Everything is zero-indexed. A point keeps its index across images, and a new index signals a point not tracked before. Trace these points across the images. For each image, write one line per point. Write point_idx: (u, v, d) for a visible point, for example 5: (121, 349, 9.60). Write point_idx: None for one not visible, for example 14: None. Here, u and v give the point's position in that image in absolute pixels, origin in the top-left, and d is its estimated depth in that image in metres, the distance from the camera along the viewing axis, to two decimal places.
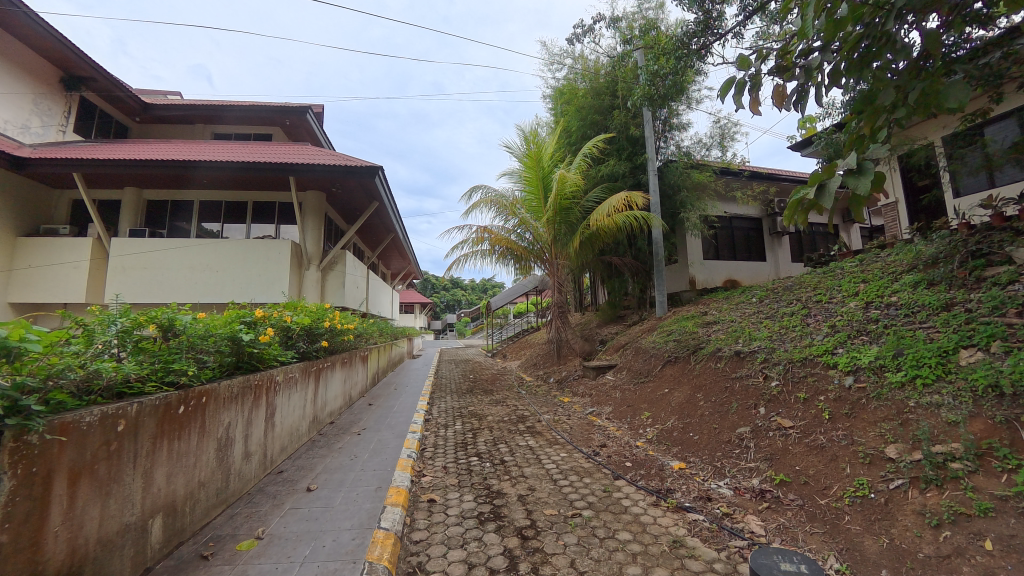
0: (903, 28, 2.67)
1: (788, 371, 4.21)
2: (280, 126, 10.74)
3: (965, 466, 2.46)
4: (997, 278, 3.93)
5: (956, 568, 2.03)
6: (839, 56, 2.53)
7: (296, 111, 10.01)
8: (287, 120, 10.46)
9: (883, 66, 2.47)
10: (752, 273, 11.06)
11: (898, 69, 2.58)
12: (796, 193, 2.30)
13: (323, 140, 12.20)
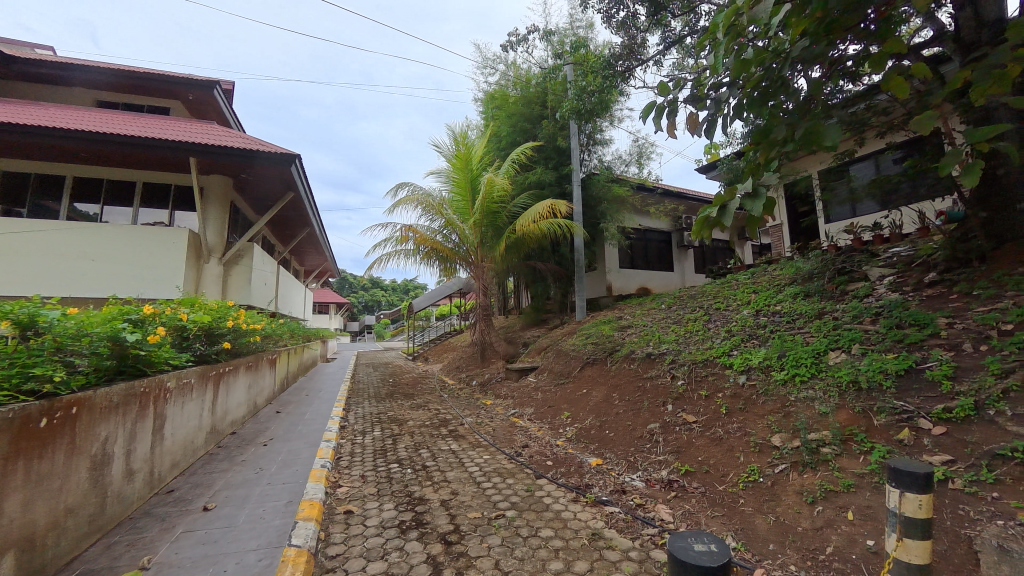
0: (794, 74, 3.12)
1: (693, 371, 4.64)
2: (181, 100, 9.49)
3: (834, 450, 2.91)
4: (856, 293, 4.72)
5: (828, 537, 2.39)
6: (744, 92, 2.89)
7: (202, 85, 8.92)
8: (190, 94, 9.27)
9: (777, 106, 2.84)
10: (661, 282, 12.07)
11: (790, 108, 2.97)
12: (701, 210, 2.55)
13: (233, 120, 11.04)
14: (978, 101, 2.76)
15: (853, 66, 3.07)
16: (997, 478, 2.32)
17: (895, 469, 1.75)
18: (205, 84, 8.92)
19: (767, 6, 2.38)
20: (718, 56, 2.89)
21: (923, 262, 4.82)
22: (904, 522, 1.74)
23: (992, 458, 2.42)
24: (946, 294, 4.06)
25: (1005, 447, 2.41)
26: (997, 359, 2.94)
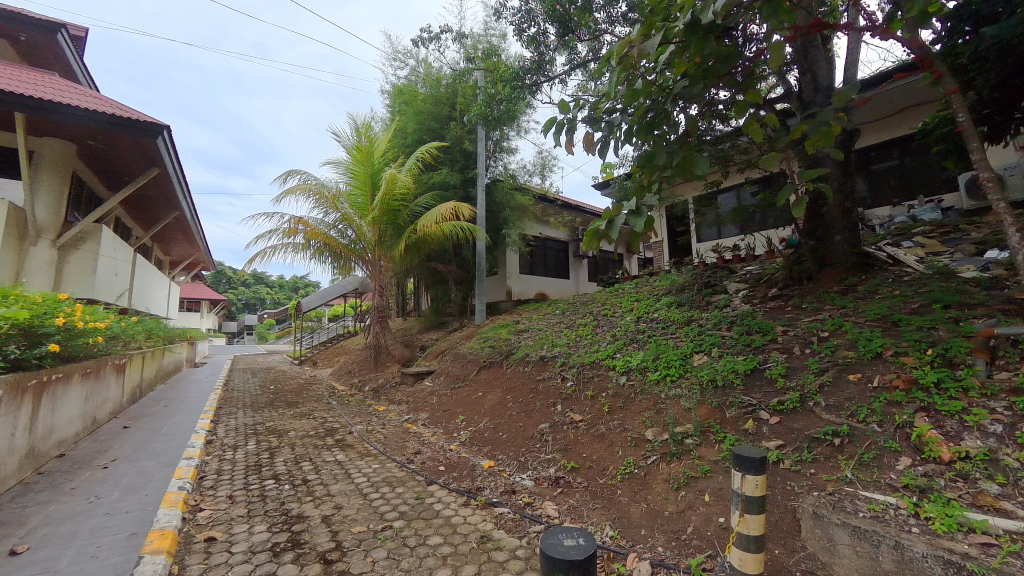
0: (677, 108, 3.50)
1: (580, 372, 4.92)
2: (9, 40, 7.55)
3: (695, 441, 3.29)
4: (717, 304, 5.44)
5: (689, 518, 2.68)
6: (632, 118, 3.16)
7: (43, 27, 7.13)
8: (23, 35, 7.41)
9: (661, 134, 3.15)
10: (558, 288, 12.71)
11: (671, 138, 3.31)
12: (591, 223, 2.70)
13: (85, 75, 9.10)
14: (810, 150, 3.37)
15: (723, 108, 3.55)
16: (814, 456, 2.83)
17: (738, 455, 2.02)
18: (48, 27, 7.15)
19: (654, 45, 2.62)
20: (612, 83, 3.11)
21: (767, 279, 5.75)
22: (744, 501, 2.01)
23: (812, 442, 2.94)
24: (782, 306, 4.87)
25: (820, 431, 2.95)
26: (816, 360, 3.61)
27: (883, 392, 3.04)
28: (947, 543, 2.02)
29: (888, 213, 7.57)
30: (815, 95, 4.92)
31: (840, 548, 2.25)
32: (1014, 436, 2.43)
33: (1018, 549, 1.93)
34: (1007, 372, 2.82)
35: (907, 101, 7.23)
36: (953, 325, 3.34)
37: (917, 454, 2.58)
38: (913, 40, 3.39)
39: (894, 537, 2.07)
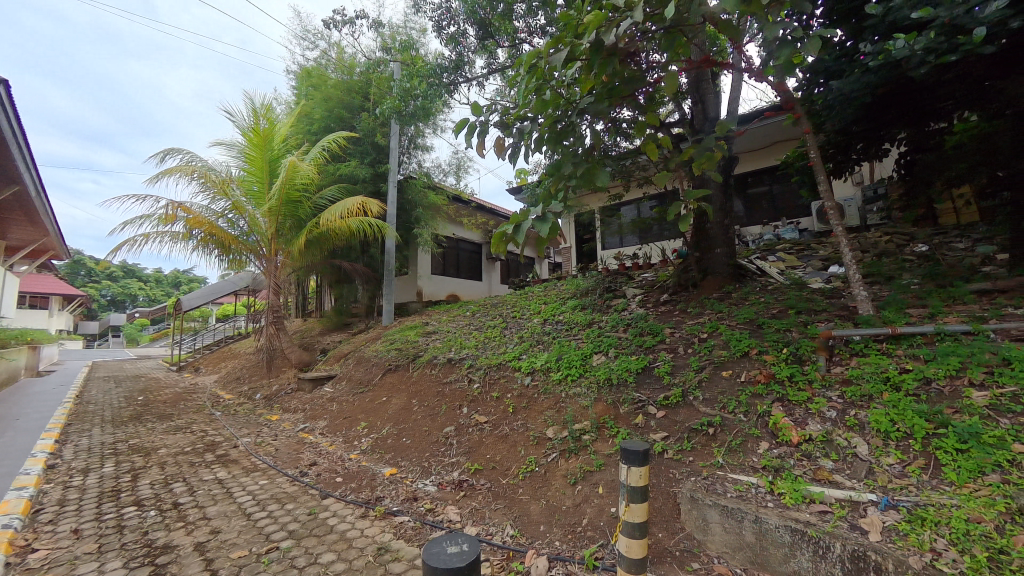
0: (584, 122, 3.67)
1: (487, 374, 4.94)
2: None
3: (591, 436, 3.46)
4: (616, 308, 5.83)
5: (585, 511, 2.82)
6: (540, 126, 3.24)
7: None
8: None
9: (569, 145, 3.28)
10: (470, 290, 12.71)
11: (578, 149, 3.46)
12: (499, 227, 2.71)
13: None
14: (696, 170, 3.77)
15: (625, 126, 3.82)
16: (692, 445, 3.15)
17: (624, 448, 2.15)
18: None
19: (560, 58, 2.70)
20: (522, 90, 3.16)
21: (660, 286, 6.30)
22: (629, 491, 2.15)
23: (691, 432, 3.26)
24: (671, 310, 5.36)
25: (698, 422, 3.29)
26: (697, 358, 4.01)
27: (748, 386, 3.48)
28: (794, 514, 2.38)
29: (759, 231, 8.74)
30: (704, 123, 5.52)
31: (712, 526, 2.54)
32: (843, 420, 2.92)
33: (845, 513, 2.33)
34: (839, 367, 3.39)
35: (775, 137, 8.43)
36: (802, 327, 3.93)
37: (773, 438, 2.99)
38: (780, 84, 3.95)
39: (754, 512, 2.39)
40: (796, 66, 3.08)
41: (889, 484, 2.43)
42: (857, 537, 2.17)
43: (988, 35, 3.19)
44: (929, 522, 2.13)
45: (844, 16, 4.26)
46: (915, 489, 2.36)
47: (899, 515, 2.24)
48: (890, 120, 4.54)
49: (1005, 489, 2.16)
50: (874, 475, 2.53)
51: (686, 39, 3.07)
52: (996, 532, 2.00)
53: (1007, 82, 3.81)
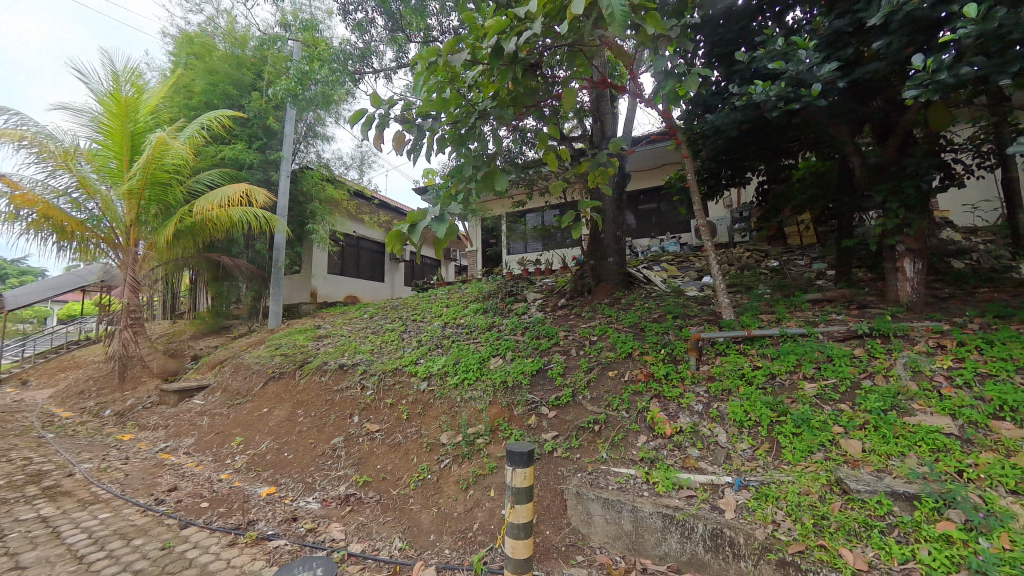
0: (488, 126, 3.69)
1: (382, 380, 4.76)
2: None
3: (485, 440, 3.55)
4: (516, 312, 6.00)
5: (476, 516, 2.91)
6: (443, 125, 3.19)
7: None
8: None
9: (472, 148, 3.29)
10: (371, 292, 12.14)
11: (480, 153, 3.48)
12: (394, 225, 2.56)
13: None
14: (591, 183, 4.02)
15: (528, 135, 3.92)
16: (580, 443, 3.36)
17: (509, 452, 2.19)
18: None
19: (462, 58, 2.68)
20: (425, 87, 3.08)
21: (557, 291, 6.61)
22: (514, 492, 2.20)
23: (579, 430, 3.47)
24: (567, 314, 5.65)
25: (586, 420, 3.51)
26: (587, 360, 4.27)
27: (630, 384, 3.79)
28: (665, 501, 2.68)
29: (647, 243, 9.59)
30: (602, 140, 5.93)
31: (595, 519, 2.78)
32: (707, 412, 3.30)
33: (707, 496, 2.66)
34: (706, 365, 3.83)
35: (663, 160, 9.36)
36: (677, 330, 4.39)
37: (651, 432, 3.30)
38: (666, 113, 4.38)
39: (631, 503, 2.68)
40: (679, 97, 3.44)
41: (742, 467, 2.81)
42: (716, 516, 2.49)
43: (823, 91, 3.86)
44: (771, 498, 2.50)
45: (720, 58, 4.85)
46: (761, 470, 2.75)
47: (749, 493, 2.59)
48: (751, 153, 5.29)
49: (826, 465, 2.61)
50: (730, 459, 2.91)
51: (585, 59, 3.26)
52: (818, 502, 2.41)
53: (835, 131, 4.65)
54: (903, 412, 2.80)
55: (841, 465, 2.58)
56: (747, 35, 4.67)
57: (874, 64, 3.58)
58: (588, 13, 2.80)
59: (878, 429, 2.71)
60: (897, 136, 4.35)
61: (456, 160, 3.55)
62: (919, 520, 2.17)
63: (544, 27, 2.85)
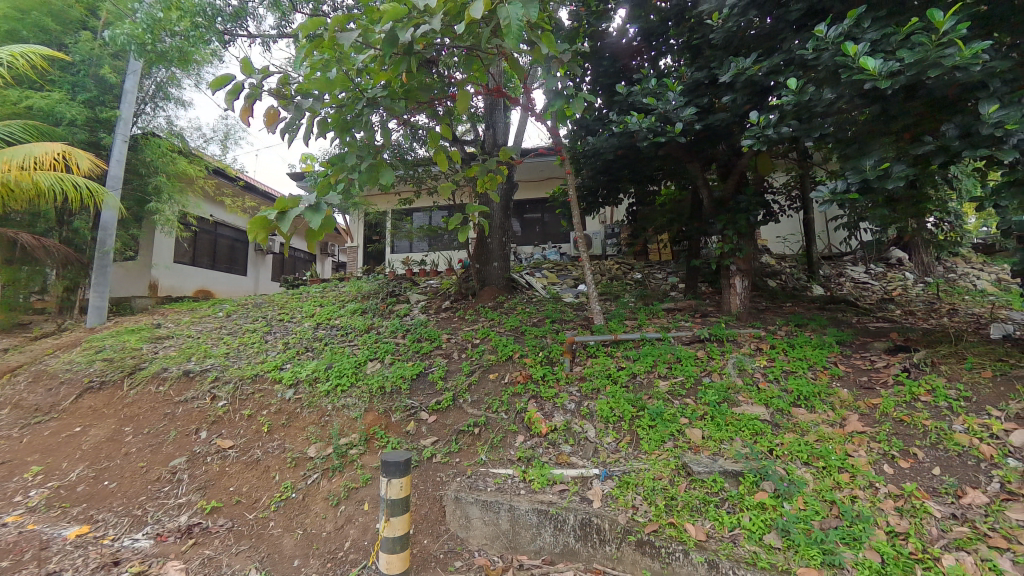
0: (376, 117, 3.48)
1: (238, 389, 4.27)
2: None
3: (358, 450, 3.49)
4: (398, 313, 5.81)
5: (348, 532, 2.86)
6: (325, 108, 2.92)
7: None
8: None
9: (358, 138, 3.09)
10: (228, 286, 10.56)
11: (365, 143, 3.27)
12: (259, 211, 2.20)
13: None
14: (480, 188, 4.06)
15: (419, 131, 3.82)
16: (459, 446, 3.45)
17: (384, 462, 2.22)
18: None
19: (351, 38, 2.49)
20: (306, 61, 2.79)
21: (442, 293, 6.57)
22: (389, 504, 2.24)
23: (459, 434, 3.54)
24: (450, 317, 5.63)
25: (466, 424, 3.60)
26: (468, 363, 4.31)
27: (509, 386, 3.93)
28: (540, 497, 2.87)
29: (531, 251, 10.06)
30: (493, 147, 6.05)
31: (473, 522, 2.89)
32: (579, 410, 3.56)
33: (577, 488, 2.90)
34: (578, 366, 4.13)
35: (548, 173, 9.92)
36: (554, 334, 4.66)
37: (527, 431, 3.47)
38: (554, 131, 4.67)
39: (508, 502, 2.84)
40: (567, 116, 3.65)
41: (607, 459, 3.10)
42: (585, 507, 2.74)
43: (683, 130, 4.46)
44: (631, 485, 2.81)
45: (604, 87, 5.31)
46: (623, 460, 3.07)
47: (613, 482, 2.88)
48: (623, 177, 5.92)
49: (675, 452, 3.00)
50: (596, 453, 3.19)
51: (480, 65, 3.26)
52: (668, 485, 2.76)
53: (690, 166, 5.42)
54: (731, 404, 3.34)
55: (686, 451, 3.00)
56: (627, 71, 5.21)
57: (722, 114, 4.26)
58: (487, 20, 2.83)
59: (714, 418, 3.20)
60: (735, 176, 5.25)
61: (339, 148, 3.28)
62: (742, 492, 2.63)
63: (442, 26, 2.79)
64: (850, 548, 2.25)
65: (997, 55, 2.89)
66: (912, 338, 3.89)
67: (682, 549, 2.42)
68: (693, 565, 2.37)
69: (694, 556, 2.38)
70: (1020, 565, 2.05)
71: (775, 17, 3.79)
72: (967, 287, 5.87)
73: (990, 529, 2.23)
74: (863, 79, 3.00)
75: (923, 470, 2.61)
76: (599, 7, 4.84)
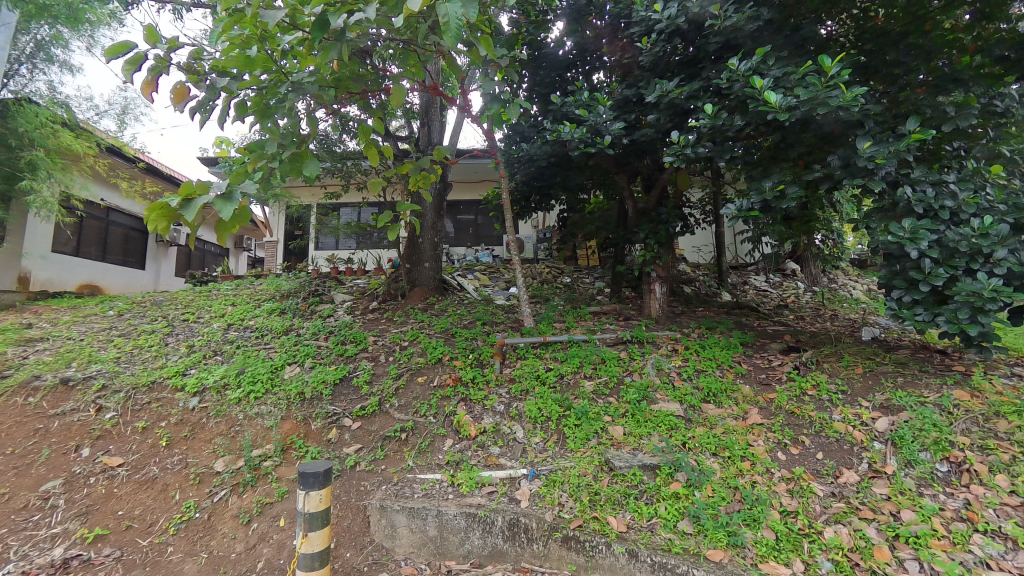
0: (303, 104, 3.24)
1: (130, 399, 3.76)
2: None
3: (274, 462, 3.24)
4: (321, 313, 5.47)
5: (261, 551, 2.69)
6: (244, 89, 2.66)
7: None
8: None
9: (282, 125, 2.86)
10: (123, 282, 9.22)
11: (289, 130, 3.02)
12: (158, 198, 1.85)
13: None
14: (413, 187, 3.95)
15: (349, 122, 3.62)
16: (385, 453, 3.33)
17: (302, 474, 2.06)
18: None
19: (277, 17, 2.27)
20: (221, 35, 2.51)
21: (369, 293, 6.29)
22: (308, 519, 2.11)
23: (385, 440, 3.43)
24: (378, 318, 5.41)
25: (392, 429, 3.48)
26: (396, 366, 4.16)
27: (439, 389, 3.87)
28: (468, 500, 2.88)
29: (463, 252, 9.98)
30: (428, 146, 5.94)
31: (399, 531, 2.85)
32: (508, 412, 3.59)
33: (505, 490, 2.94)
34: (508, 368, 4.17)
35: (483, 176, 9.93)
36: (484, 336, 4.65)
37: (457, 434, 3.44)
38: (491, 135, 4.70)
39: (436, 508, 2.83)
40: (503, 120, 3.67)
41: (534, 459, 3.16)
42: (512, 507, 2.79)
43: (613, 143, 4.69)
44: (557, 483, 2.91)
45: (539, 96, 5.49)
46: (550, 459, 3.15)
47: (540, 481, 2.96)
48: (555, 184, 6.12)
49: (598, 448, 3.13)
50: (524, 453, 3.24)
51: (416, 61, 3.19)
52: (592, 481, 2.89)
53: (618, 177, 5.72)
54: (650, 401, 3.56)
55: (609, 447, 3.14)
56: (562, 82, 5.39)
57: (647, 130, 4.56)
58: (426, 17, 2.78)
59: (634, 415, 3.39)
60: (656, 189, 5.64)
61: (259, 135, 3.01)
62: (659, 484, 2.82)
63: (379, 16, 2.69)
64: (750, 528, 2.51)
65: (870, 100, 3.40)
66: (802, 340, 4.44)
67: (604, 542, 2.54)
68: (614, 555, 2.50)
69: (615, 547, 2.51)
70: (881, 532, 2.44)
71: (696, 46, 4.12)
72: (844, 296, 6.82)
73: (861, 503, 2.60)
74: (766, 111, 3.38)
75: (809, 455, 2.99)
76: (539, 17, 5.03)
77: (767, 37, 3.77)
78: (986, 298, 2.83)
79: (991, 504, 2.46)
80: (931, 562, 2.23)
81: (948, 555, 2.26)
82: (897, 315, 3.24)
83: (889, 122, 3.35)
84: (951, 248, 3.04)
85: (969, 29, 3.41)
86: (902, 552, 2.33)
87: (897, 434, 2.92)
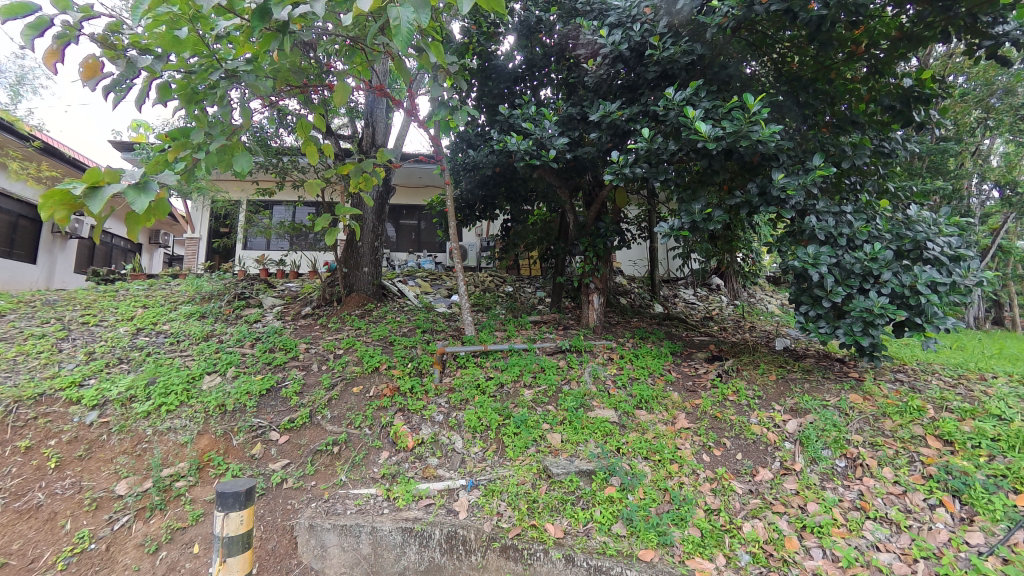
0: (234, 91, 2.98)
1: (9, 415, 3.23)
2: None
3: (188, 482, 2.95)
4: (247, 318, 5.07)
5: None
6: (170, 71, 2.40)
7: None
8: None
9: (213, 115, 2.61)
10: (9, 277, 7.89)
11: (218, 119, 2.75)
12: (53, 185, 1.54)
13: None
14: (353, 189, 3.76)
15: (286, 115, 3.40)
16: (315, 468, 3.14)
17: (220, 494, 1.89)
18: None
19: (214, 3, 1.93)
20: (145, 11, 2.25)
21: (302, 298, 5.94)
22: (226, 543, 1.93)
23: (314, 454, 3.23)
24: (310, 325, 5.12)
25: (323, 442, 3.28)
26: (328, 376, 3.93)
27: (374, 400, 3.71)
28: (405, 514, 2.80)
29: (405, 258, 9.73)
30: (371, 147, 5.75)
31: (330, 550, 2.71)
32: (447, 422, 3.53)
33: (443, 501, 2.89)
34: (447, 377, 4.10)
35: (427, 181, 9.76)
36: (423, 344, 4.53)
37: (393, 447, 3.32)
38: (437, 140, 4.66)
39: (371, 524, 2.73)
40: (449, 127, 3.64)
41: (473, 469, 3.13)
42: (451, 519, 2.76)
43: (557, 157, 4.82)
44: (496, 492, 2.91)
45: (487, 106, 5.51)
46: (488, 469, 3.13)
47: (479, 492, 2.95)
48: (500, 193, 6.18)
49: (537, 456, 3.17)
50: (463, 463, 3.20)
51: (364, 60, 3.06)
52: (530, 489, 2.92)
53: (560, 190, 5.88)
54: (586, 408, 3.66)
55: (547, 454, 3.19)
56: (511, 95, 5.48)
57: (589, 148, 4.76)
58: (377, 16, 2.70)
59: (572, 422, 3.46)
60: (597, 204, 5.86)
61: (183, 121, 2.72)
62: (594, 489, 2.90)
63: (325, 9, 2.54)
64: (678, 527, 2.67)
65: (785, 136, 3.82)
66: (724, 349, 4.81)
67: (542, 549, 2.58)
68: (552, 561, 2.55)
69: (552, 553, 2.56)
70: (791, 524, 2.70)
71: (636, 73, 4.33)
72: (760, 310, 7.52)
73: (774, 499, 2.87)
74: (696, 138, 3.66)
75: (730, 456, 3.24)
76: (490, 29, 5.06)
77: (699, 71, 4.07)
78: (874, 314, 3.27)
79: (880, 494, 2.82)
80: (832, 549, 2.52)
81: (846, 541, 2.56)
82: (804, 328, 3.63)
83: (798, 156, 3.77)
84: (847, 270, 3.48)
85: (865, 81, 3.94)
86: (808, 541, 2.60)
87: (803, 434, 3.25)
